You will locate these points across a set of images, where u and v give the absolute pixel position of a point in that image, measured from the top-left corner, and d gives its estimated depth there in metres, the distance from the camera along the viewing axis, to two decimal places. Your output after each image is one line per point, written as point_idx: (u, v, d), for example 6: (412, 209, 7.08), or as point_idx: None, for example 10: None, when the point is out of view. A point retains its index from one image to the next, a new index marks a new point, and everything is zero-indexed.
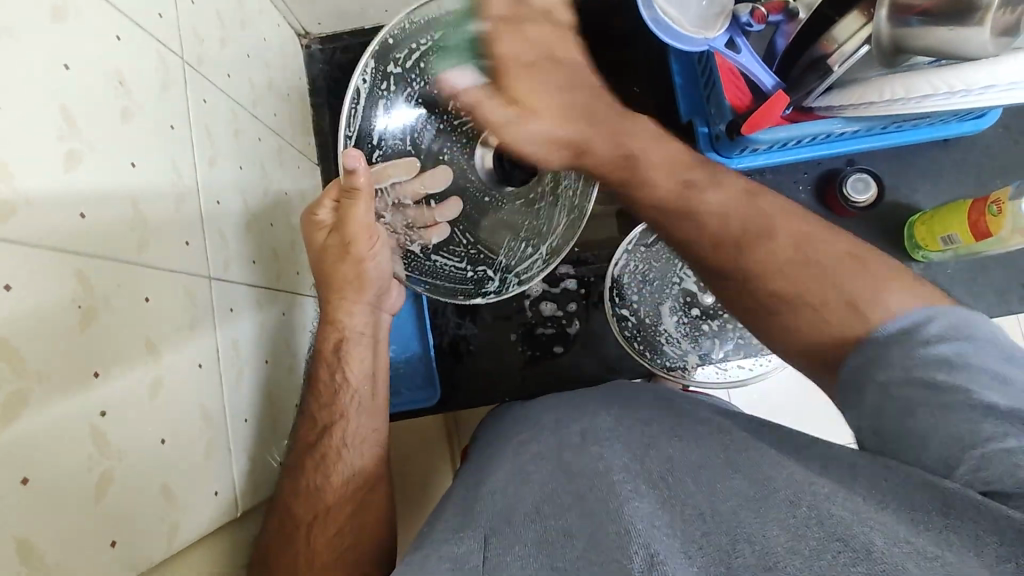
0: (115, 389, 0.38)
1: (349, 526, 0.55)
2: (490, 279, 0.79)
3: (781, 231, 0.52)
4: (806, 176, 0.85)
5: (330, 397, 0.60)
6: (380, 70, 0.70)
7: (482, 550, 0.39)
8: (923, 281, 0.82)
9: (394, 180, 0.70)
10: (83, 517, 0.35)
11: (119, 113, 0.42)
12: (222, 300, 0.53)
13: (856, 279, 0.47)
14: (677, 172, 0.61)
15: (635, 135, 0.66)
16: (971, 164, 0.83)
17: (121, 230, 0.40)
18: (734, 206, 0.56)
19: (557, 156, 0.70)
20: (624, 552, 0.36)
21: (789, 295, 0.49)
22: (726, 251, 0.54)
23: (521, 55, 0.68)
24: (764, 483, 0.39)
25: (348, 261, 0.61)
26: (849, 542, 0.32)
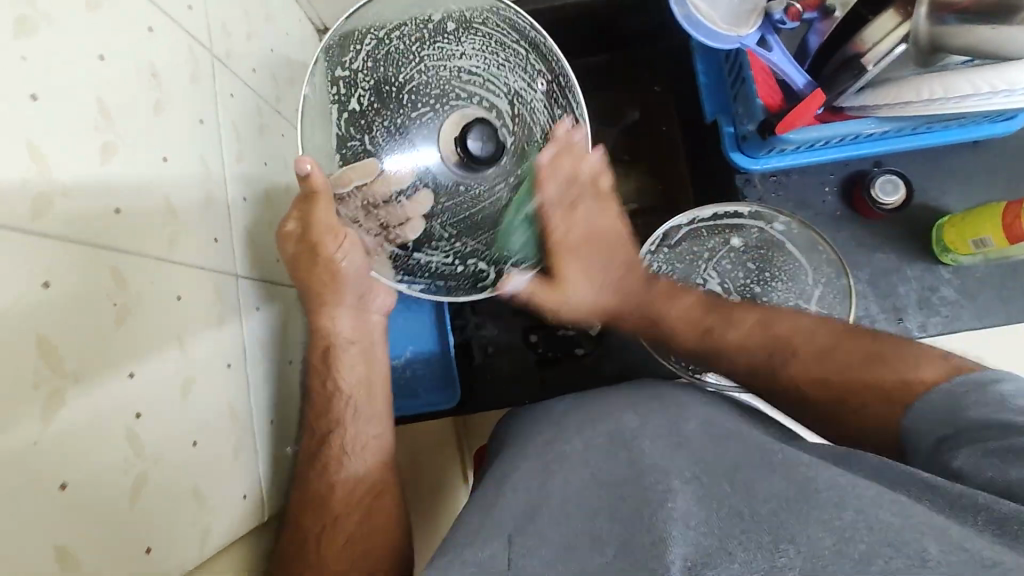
0: (148, 390, 0.37)
1: (359, 535, 0.54)
2: (486, 272, 0.64)
3: (790, 337, 0.57)
4: (833, 178, 0.83)
5: (325, 405, 0.58)
6: (326, 73, 0.60)
7: (506, 551, 0.38)
8: (952, 285, 0.80)
9: (359, 183, 0.59)
10: (119, 520, 0.34)
11: (152, 107, 0.41)
12: (247, 298, 0.52)
13: (846, 371, 0.52)
14: (698, 313, 0.63)
15: (652, 298, 0.66)
16: (1004, 165, 0.82)
17: (153, 228, 0.39)
18: (681, 325, 0.64)
19: (587, 300, 0.66)
20: (662, 561, 0.35)
21: (800, 390, 0.55)
22: (755, 364, 0.58)
23: (569, 233, 0.64)
24: (804, 483, 0.37)
25: (320, 264, 0.57)
26: (901, 548, 0.32)
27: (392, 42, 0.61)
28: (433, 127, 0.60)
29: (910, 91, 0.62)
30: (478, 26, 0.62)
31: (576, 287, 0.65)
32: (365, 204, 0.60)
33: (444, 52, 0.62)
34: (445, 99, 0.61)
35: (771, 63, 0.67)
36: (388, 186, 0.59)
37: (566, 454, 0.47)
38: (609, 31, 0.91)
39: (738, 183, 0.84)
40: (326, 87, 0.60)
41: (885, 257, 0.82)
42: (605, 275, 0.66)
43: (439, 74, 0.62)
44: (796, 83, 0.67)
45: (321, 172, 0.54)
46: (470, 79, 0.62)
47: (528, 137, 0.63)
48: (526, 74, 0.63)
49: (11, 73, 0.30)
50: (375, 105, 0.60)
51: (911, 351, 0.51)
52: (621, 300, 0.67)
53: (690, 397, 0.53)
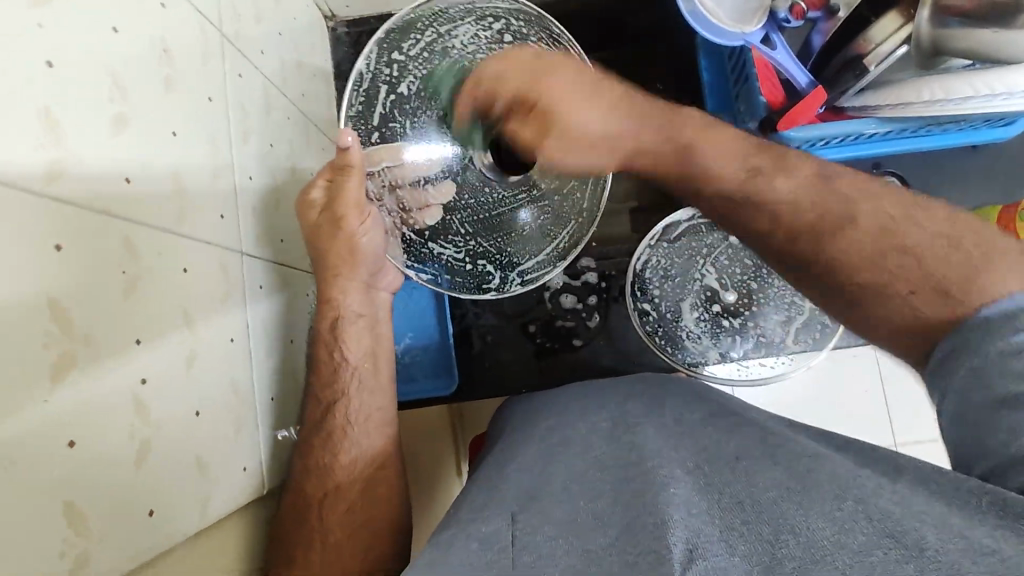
0: (153, 359, 0.38)
1: (361, 503, 0.55)
2: (491, 275, 0.71)
3: (854, 202, 0.47)
4: None
5: (331, 375, 0.58)
6: (383, 55, 0.65)
7: (510, 529, 0.39)
8: None
9: (388, 164, 0.62)
10: (126, 482, 0.35)
11: (162, 82, 0.42)
12: (253, 278, 0.53)
13: (945, 262, 0.42)
14: (739, 153, 0.52)
15: (683, 130, 0.53)
16: (999, 172, 0.83)
17: (161, 200, 0.40)
18: (722, 178, 0.51)
19: (600, 137, 0.54)
20: (662, 543, 0.34)
21: (879, 280, 0.44)
22: (800, 245, 0.48)
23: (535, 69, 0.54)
24: (805, 475, 0.38)
25: (341, 239, 0.59)
26: (899, 539, 0.31)
27: (451, 40, 0.65)
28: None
29: (911, 92, 0.62)
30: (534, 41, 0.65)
31: (583, 113, 0.53)
32: (389, 184, 0.63)
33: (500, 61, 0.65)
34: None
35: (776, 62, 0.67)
36: (414, 171, 0.63)
37: (563, 440, 0.48)
38: (615, 29, 0.92)
39: None
40: (380, 68, 0.65)
41: None
42: (603, 104, 0.53)
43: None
44: (797, 82, 0.68)
45: (358, 148, 0.56)
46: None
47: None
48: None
49: (20, 51, 0.30)
50: (421, 91, 0.64)
51: (989, 238, 0.42)
52: (638, 145, 0.54)
53: (684, 390, 0.54)
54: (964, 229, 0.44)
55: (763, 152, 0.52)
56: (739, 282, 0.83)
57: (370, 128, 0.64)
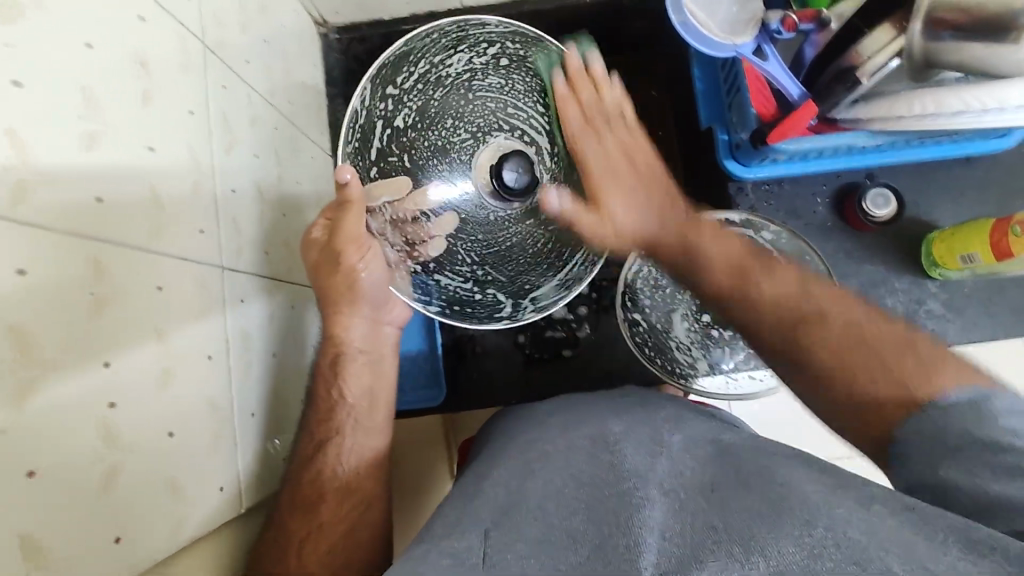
0: (124, 379, 0.37)
1: (343, 545, 0.56)
2: (502, 303, 0.70)
3: (830, 308, 0.48)
4: (825, 189, 0.84)
5: (328, 411, 0.59)
6: (377, 90, 0.65)
7: (483, 545, 0.38)
8: (938, 299, 0.81)
9: (388, 199, 0.64)
10: (90, 508, 0.34)
11: (140, 95, 0.41)
12: (233, 290, 0.52)
13: (908, 368, 0.41)
14: (738, 258, 0.56)
15: (696, 230, 0.59)
16: (992, 184, 0.82)
17: (136, 217, 0.39)
18: (719, 274, 0.56)
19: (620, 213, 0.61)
20: (633, 564, 0.36)
21: (841, 373, 0.44)
22: (787, 338, 0.48)
23: (603, 162, 0.63)
24: (776, 499, 0.38)
25: (339, 273, 0.59)
26: (864, 567, 0.32)
27: (446, 69, 0.66)
28: (471, 156, 0.68)
29: (902, 105, 0.62)
30: (530, 66, 0.67)
31: (621, 198, 0.61)
32: (391, 219, 0.64)
33: (495, 87, 0.67)
34: (486, 130, 0.68)
35: (767, 73, 0.66)
36: (415, 205, 0.66)
37: (540, 455, 0.47)
38: (609, 35, 0.91)
39: (730, 191, 0.85)
40: (374, 103, 0.65)
41: (873, 270, 0.82)
42: (641, 195, 0.61)
43: (486, 103, 0.68)
44: (790, 94, 0.67)
45: (358, 183, 0.54)
46: (514, 114, 0.68)
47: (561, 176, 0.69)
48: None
49: None
50: (418, 125, 0.67)
51: (939, 358, 0.42)
52: (658, 229, 0.60)
53: (674, 410, 0.54)
54: (912, 335, 0.44)
55: (776, 264, 0.54)
56: None
57: (369, 163, 0.66)
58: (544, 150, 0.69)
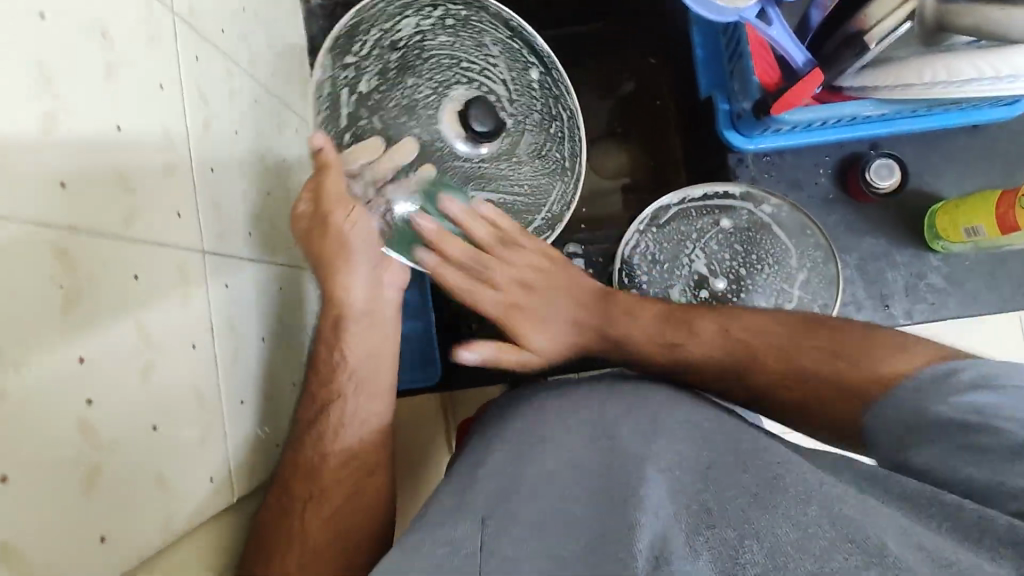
0: (103, 376, 0.36)
1: (343, 511, 0.55)
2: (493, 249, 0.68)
3: (750, 342, 0.58)
4: (827, 160, 0.81)
5: (328, 376, 0.57)
6: (338, 60, 0.66)
7: (479, 532, 0.38)
8: (939, 272, 0.80)
9: (365, 161, 0.61)
10: (73, 508, 0.33)
11: (104, 71, 0.38)
12: (218, 275, 0.50)
13: (853, 365, 0.52)
14: (662, 330, 0.62)
15: (615, 317, 0.63)
16: (998, 153, 0.80)
17: (107, 203, 0.37)
18: (650, 348, 0.61)
19: (541, 336, 0.65)
20: (629, 549, 0.35)
21: (793, 381, 0.55)
22: (735, 383, 0.58)
23: (490, 258, 0.65)
24: (772, 480, 0.38)
25: (330, 235, 0.56)
26: (859, 543, 0.33)
27: (397, 34, 0.67)
28: (436, 111, 0.67)
29: (911, 72, 0.59)
30: (473, 24, 0.68)
31: (547, 338, 0.65)
32: (372, 181, 0.62)
33: (444, 45, 0.68)
34: (446, 84, 0.68)
35: (771, 38, 0.63)
36: (393, 161, 0.62)
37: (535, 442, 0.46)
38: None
39: (730, 163, 0.82)
40: (337, 73, 0.66)
41: (875, 243, 0.80)
42: (552, 309, 0.65)
43: (440, 60, 0.68)
44: (795, 60, 0.64)
45: (332, 148, 0.56)
46: (469, 68, 0.68)
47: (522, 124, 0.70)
48: (518, 64, 0.69)
49: None
50: (384, 88, 0.67)
51: (900, 344, 0.52)
52: (587, 334, 0.64)
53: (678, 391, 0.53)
54: (842, 328, 0.56)
55: (696, 314, 0.62)
56: (730, 265, 0.80)
57: (342, 129, 0.67)
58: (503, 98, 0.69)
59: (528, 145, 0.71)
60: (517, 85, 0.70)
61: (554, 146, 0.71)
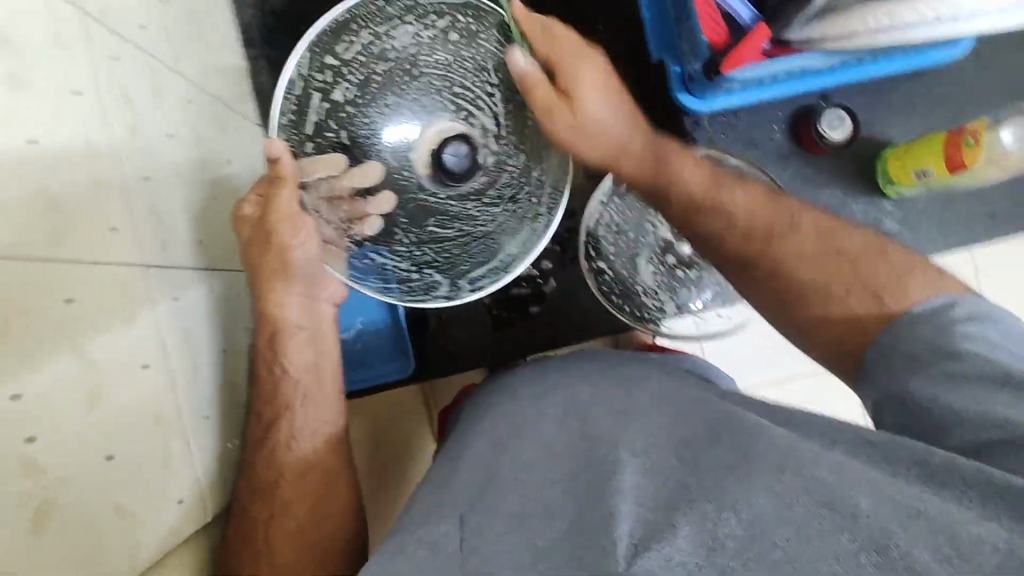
0: (45, 410, 0.34)
1: (306, 527, 0.56)
2: (439, 283, 0.65)
3: (793, 217, 0.54)
4: (780, 115, 0.81)
5: (272, 390, 0.58)
6: (315, 60, 0.60)
7: (459, 531, 0.38)
8: (894, 217, 0.81)
9: (322, 175, 0.60)
10: (16, 555, 0.32)
11: (9, 80, 0.35)
12: (164, 286, 0.47)
13: (877, 273, 0.48)
14: (710, 176, 0.59)
15: (670, 155, 0.60)
16: (943, 96, 0.81)
17: (28, 226, 0.34)
18: (693, 181, 0.58)
19: (607, 133, 0.58)
20: (608, 535, 0.34)
21: (817, 280, 0.50)
22: (755, 245, 0.54)
23: (569, 78, 0.56)
24: (745, 449, 0.37)
25: (271, 253, 0.55)
26: (834, 506, 0.33)
27: (391, 42, 0.63)
28: (414, 133, 0.66)
29: (856, 20, 0.58)
30: (479, 41, 0.63)
31: (600, 130, 0.57)
32: (332, 196, 0.61)
33: (440, 61, 0.64)
34: (432, 110, 0.66)
35: None
36: (352, 182, 0.62)
37: (509, 429, 0.46)
38: None
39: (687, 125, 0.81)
40: (308, 74, 0.60)
41: (832, 194, 0.81)
42: (623, 112, 0.59)
43: (432, 80, 0.65)
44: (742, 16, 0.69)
45: (291, 159, 0.52)
46: (460, 94, 0.65)
47: (504, 158, 0.66)
48: (514, 94, 0.64)
49: None
50: (359, 100, 0.63)
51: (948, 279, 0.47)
52: (634, 154, 0.59)
53: (647, 367, 0.53)
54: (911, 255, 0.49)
55: (745, 182, 0.58)
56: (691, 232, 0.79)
57: (304, 138, 0.61)
58: (490, 132, 0.66)
59: (505, 181, 0.66)
60: (509, 119, 0.65)
61: (530, 193, 0.66)
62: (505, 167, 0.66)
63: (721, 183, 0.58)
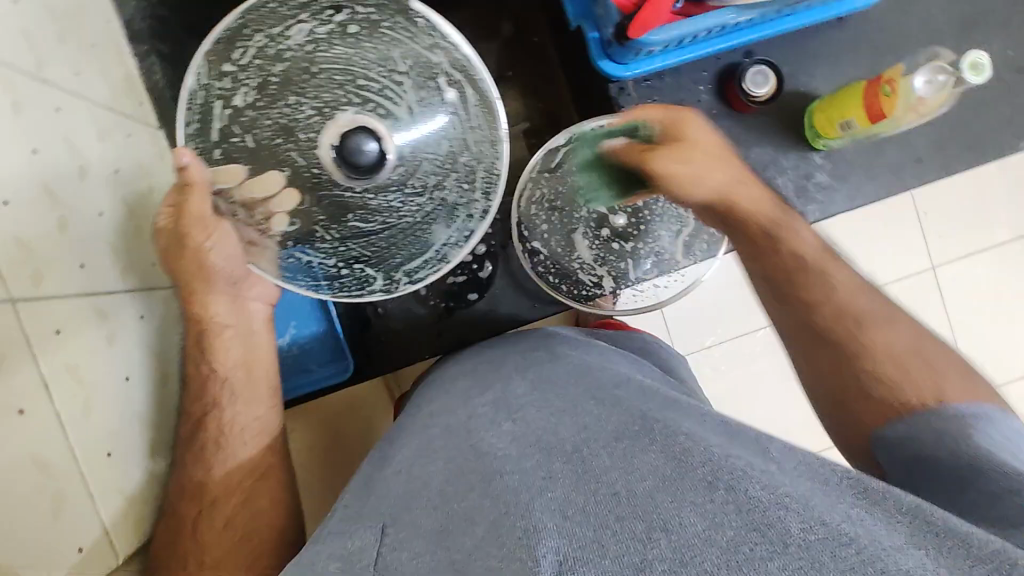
0: None
1: (239, 520, 0.54)
2: (373, 277, 0.63)
3: (887, 313, 0.56)
4: (706, 74, 0.80)
5: (201, 388, 0.58)
6: (212, 69, 0.56)
7: (377, 545, 0.35)
8: (825, 170, 0.81)
9: (230, 186, 0.57)
10: None
11: None
12: (39, 321, 0.43)
13: (947, 381, 0.52)
14: (817, 248, 0.59)
15: (783, 217, 0.60)
16: (866, 42, 0.81)
17: None
18: (800, 250, 0.58)
19: (705, 186, 0.58)
20: (528, 551, 0.30)
21: (891, 376, 0.53)
22: (841, 328, 0.55)
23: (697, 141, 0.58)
24: (681, 456, 0.35)
25: (187, 255, 0.55)
26: (765, 532, 0.29)
27: (286, 42, 0.58)
28: (316, 132, 0.56)
29: None
30: (383, 32, 0.59)
31: (703, 183, 0.58)
32: (247, 203, 0.58)
33: (341, 55, 0.58)
34: (334, 104, 0.57)
35: None
36: (260, 188, 0.57)
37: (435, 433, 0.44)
38: None
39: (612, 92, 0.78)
40: (208, 82, 0.56)
41: (762, 151, 0.80)
42: (730, 168, 0.59)
43: (332, 76, 0.58)
44: None
45: (201, 165, 0.52)
46: (364, 85, 0.58)
47: (425, 146, 0.59)
48: (428, 83, 0.59)
49: None
50: (259, 104, 0.57)
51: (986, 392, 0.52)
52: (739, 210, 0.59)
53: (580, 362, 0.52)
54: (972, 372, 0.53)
55: (841, 264, 0.59)
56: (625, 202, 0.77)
57: (211, 145, 0.57)
58: (404, 118, 0.58)
59: (430, 172, 0.59)
60: (425, 105, 0.59)
61: (460, 176, 0.61)
62: (430, 156, 0.59)
63: (834, 259, 0.59)
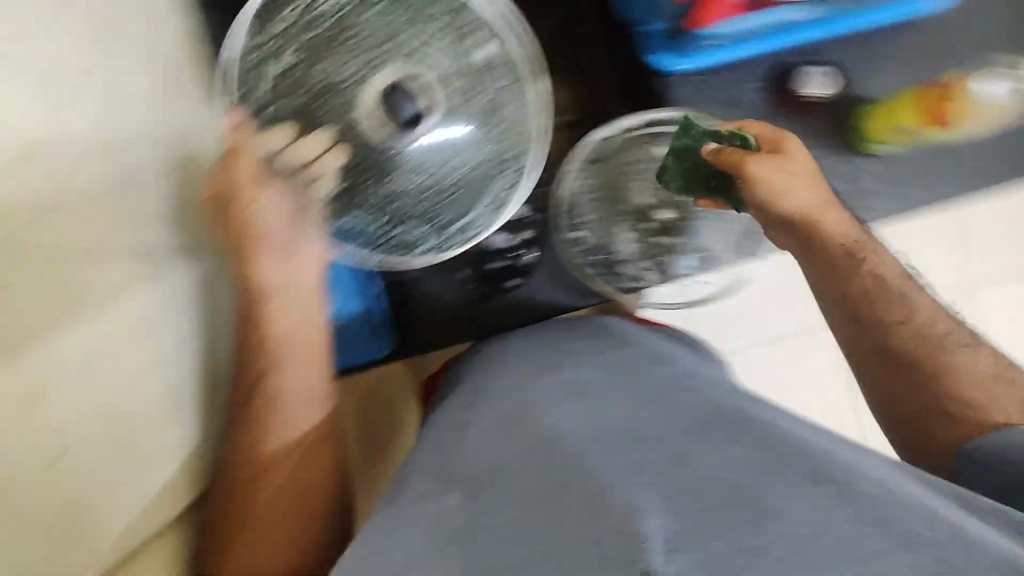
0: None
1: (288, 486, 0.58)
2: (420, 238, 0.65)
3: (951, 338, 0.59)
4: (760, 72, 0.79)
5: (247, 354, 0.59)
6: (262, 34, 0.60)
7: (466, 512, 0.36)
8: (877, 176, 0.79)
9: (276, 147, 0.58)
10: None
11: None
12: None
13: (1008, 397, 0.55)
14: (896, 289, 0.61)
15: (864, 257, 0.61)
16: (925, 48, 0.79)
17: None
18: (875, 287, 0.60)
19: (801, 197, 0.60)
20: (634, 524, 0.29)
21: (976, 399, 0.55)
22: (912, 347, 0.58)
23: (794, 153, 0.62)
24: (776, 450, 0.34)
25: (233, 214, 0.56)
26: (879, 523, 0.30)
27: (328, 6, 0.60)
28: (357, 90, 0.58)
29: None
30: None
31: (796, 197, 0.60)
32: (292, 164, 0.59)
33: (381, 17, 0.60)
34: (375, 61, 0.59)
35: None
36: (304, 147, 0.58)
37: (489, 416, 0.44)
38: None
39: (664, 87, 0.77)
40: (259, 49, 0.60)
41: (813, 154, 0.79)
42: (817, 192, 0.61)
43: (372, 35, 0.60)
44: None
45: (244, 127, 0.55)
46: (403, 43, 0.60)
47: (465, 103, 0.61)
48: (463, 41, 0.61)
49: None
50: (304, 64, 0.60)
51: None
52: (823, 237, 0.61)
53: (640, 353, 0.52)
54: None
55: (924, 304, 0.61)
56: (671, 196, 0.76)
57: (260, 107, 0.59)
58: (444, 74, 0.60)
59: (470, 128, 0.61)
60: (462, 62, 0.61)
61: (500, 131, 0.62)
62: (469, 113, 0.61)
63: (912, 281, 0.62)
